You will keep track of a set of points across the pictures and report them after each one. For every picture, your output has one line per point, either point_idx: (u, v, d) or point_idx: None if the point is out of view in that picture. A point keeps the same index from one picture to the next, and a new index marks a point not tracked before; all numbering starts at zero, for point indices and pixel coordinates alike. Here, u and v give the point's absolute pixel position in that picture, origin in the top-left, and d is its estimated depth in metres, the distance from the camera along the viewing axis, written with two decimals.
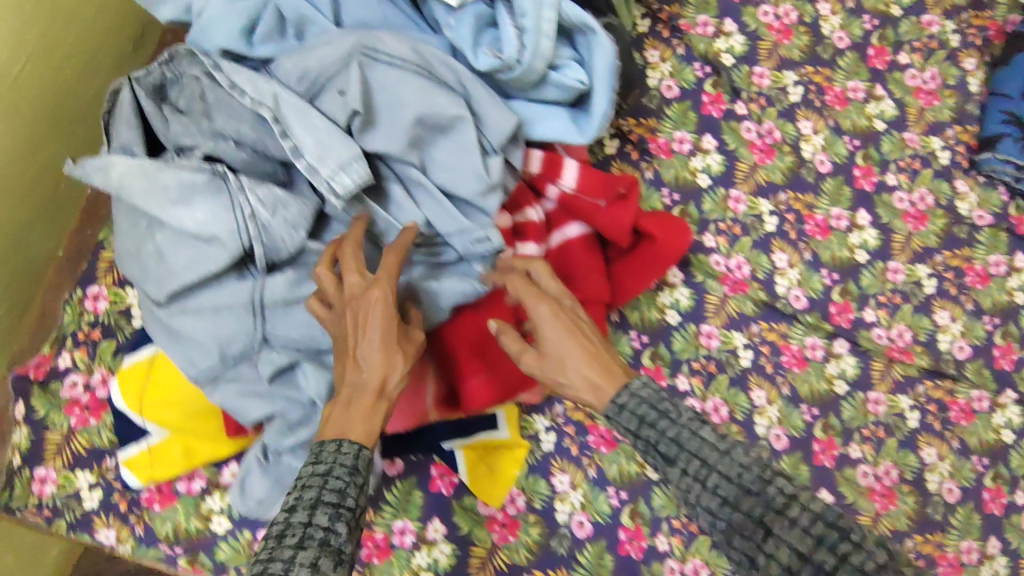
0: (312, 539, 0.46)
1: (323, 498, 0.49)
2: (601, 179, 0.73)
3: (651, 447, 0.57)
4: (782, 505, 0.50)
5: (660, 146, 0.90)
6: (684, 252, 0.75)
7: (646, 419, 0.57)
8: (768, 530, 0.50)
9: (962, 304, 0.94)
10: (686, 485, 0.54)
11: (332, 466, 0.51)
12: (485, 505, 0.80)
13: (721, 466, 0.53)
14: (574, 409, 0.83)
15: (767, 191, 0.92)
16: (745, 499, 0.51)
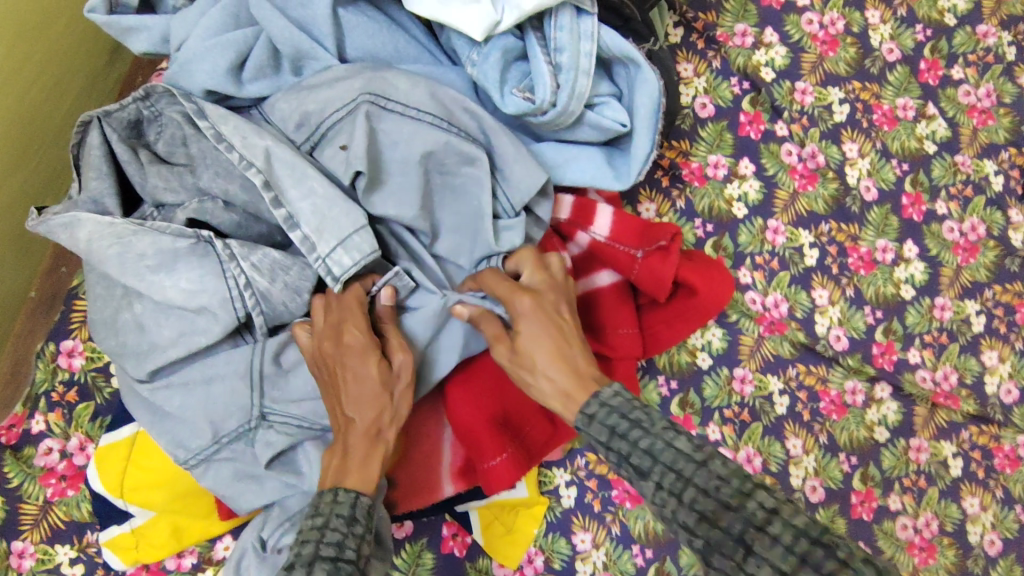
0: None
1: (320, 553, 0.44)
2: (637, 227, 0.67)
3: (625, 457, 0.49)
4: (766, 520, 0.42)
5: (693, 172, 0.82)
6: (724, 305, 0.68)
7: (627, 422, 0.49)
8: (750, 550, 0.42)
9: (1010, 343, 0.87)
10: (658, 497, 0.46)
11: (329, 519, 0.47)
12: (500, 566, 0.74)
13: (697, 478, 0.45)
14: (597, 462, 0.77)
15: (808, 221, 0.84)
16: (723, 514, 0.43)
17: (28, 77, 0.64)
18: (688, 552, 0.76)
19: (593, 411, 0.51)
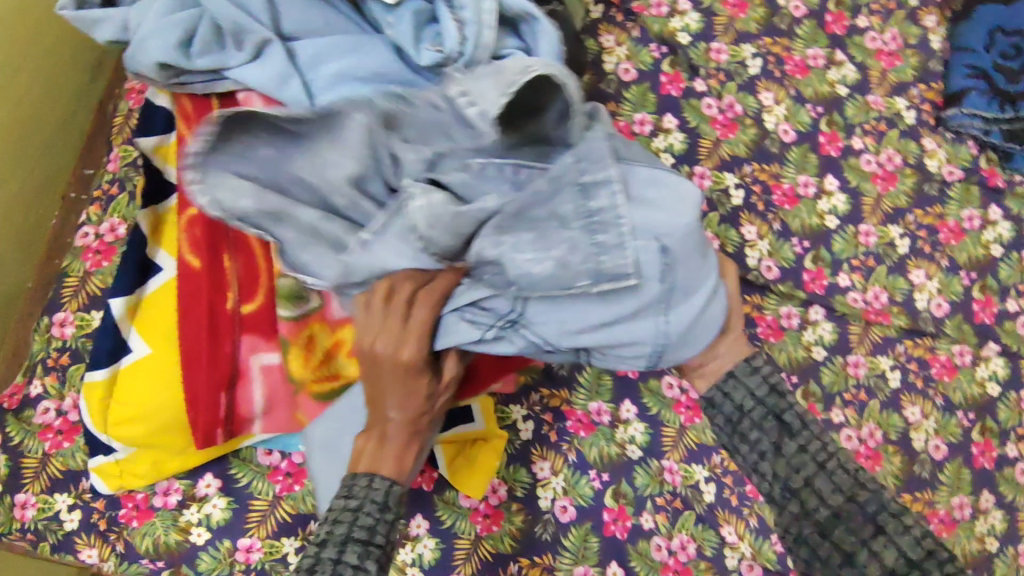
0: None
1: (353, 535, 0.49)
2: None
3: (771, 415, 0.57)
4: (899, 511, 0.51)
5: (621, 129, 0.90)
6: None
7: (777, 386, 0.59)
8: (879, 528, 0.50)
9: (937, 261, 0.92)
10: (797, 457, 0.55)
11: (364, 501, 0.51)
12: (465, 497, 0.80)
13: (846, 460, 0.54)
14: (550, 397, 0.84)
15: (732, 165, 0.91)
16: (862, 494, 0.52)
17: (19, 93, 0.73)
18: (642, 472, 0.83)
19: (737, 374, 0.60)
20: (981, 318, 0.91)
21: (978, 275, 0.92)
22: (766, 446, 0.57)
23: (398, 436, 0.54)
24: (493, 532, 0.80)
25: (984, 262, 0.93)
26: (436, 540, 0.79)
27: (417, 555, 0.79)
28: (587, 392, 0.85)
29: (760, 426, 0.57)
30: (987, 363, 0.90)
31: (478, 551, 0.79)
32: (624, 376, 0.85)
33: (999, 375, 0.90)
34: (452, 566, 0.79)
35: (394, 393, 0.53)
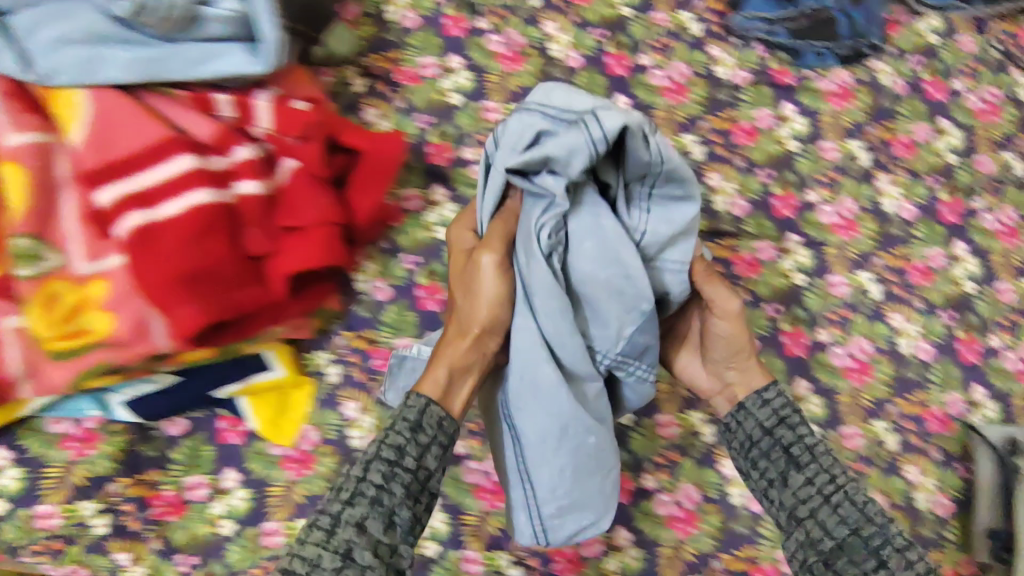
0: (363, 496, 0.61)
1: (380, 453, 0.63)
2: (292, 113, 0.75)
3: (778, 448, 0.71)
4: (902, 544, 0.64)
5: (406, 75, 0.91)
6: (397, 159, 0.77)
7: (789, 420, 0.72)
8: (881, 562, 0.63)
9: (733, 163, 0.94)
10: (806, 491, 0.68)
11: (396, 421, 0.65)
12: (276, 446, 0.83)
13: (854, 496, 0.67)
14: (353, 338, 0.86)
15: (520, 96, 0.92)
16: (866, 528, 0.64)
17: None
18: None
19: (747, 406, 0.74)
20: (782, 213, 0.93)
21: (775, 171, 0.94)
22: (774, 476, 0.70)
23: (458, 352, 0.68)
24: (306, 476, 0.83)
25: (780, 158, 0.94)
26: (248, 491, 0.82)
27: (230, 507, 0.81)
28: (392, 330, 0.86)
29: (767, 455, 0.71)
30: (792, 255, 0.92)
31: (292, 495, 0.82)
32: (427, 311, 0.87)
33: (805, 266, 0.92)
34: (267, 513, 0.82)
35: (460, 292, 0.70)
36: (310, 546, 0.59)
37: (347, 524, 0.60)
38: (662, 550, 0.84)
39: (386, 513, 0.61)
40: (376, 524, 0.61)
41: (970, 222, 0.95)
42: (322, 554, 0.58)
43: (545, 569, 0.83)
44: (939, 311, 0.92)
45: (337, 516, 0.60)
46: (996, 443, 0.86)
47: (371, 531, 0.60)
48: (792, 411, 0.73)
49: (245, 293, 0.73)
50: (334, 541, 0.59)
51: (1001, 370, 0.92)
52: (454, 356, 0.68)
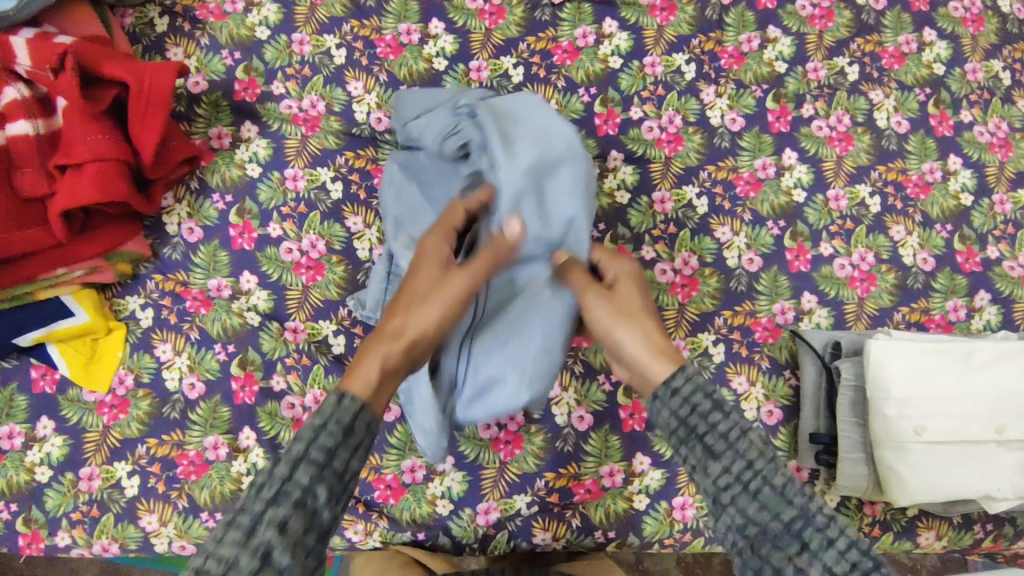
0: (288, 498, 0.48)
1: (308, 455, 0.49)
2: (46, 47, 0.74)
3: (693, 435, 0.54)
4: (824, 525, 0.48)
5: (210, 12, 0.91)
6: (172, 92, 0.77)
7: (699, 409, 0.55)
8: (805, 546, 0.48)
9: (553, 83, 0.92)
10: (722, 482, 0.52)
11: (328, 422, 0.51)
12: (90, 393, 0.82)
13: (772, 479, 0.51)
14: (163, 281, 0.84)
15: (330, 27, 0.92)
16: (788, 512, 0.49)
17: None
18: (266, 336, 0.84)
19: (660, 396, 0.58)
20: (605, 131, 0.92)
21: (597, 89, 0.92)
22: (694, 463, 0.54)
23: (391, 351, 0.59)
24: (120, 420, 0.81)
25: (602, 76, 0.93)
26: (64, 438, 0.81)
27: (46, 454, 0.80)
28: (205, 271, 0.85)
29: (682, 444, 0.55)
30: (615, 173, 0.90)
31: (107, 440, 0.81)
32: (239, 249, 0.86)
33: (629, 183, 0.90)
34: (82, 459, 0.80)
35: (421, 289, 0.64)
36: (227, 545, 0.46)
37: (267, 525, 0.46)
38: (485, 473, 0.83)
39: (313, 515, 0.49)
40: (302, 528, 0.48)
41: (800, 131, 0.93)
42: (238, 556, 0.45)
43: (366, 498, 0.82)
44: (767, 222, 0.91)
45: (260, 516, 0.47)
46: (818, 348, 0.85)
47: (295, 538, 0.47)
48: (704, 390, 0.56)
49: (21, 233, 0.74)
50: (249, 545, 0.46)
51: (831, 277, 0.90)
52: (387, 357, 0.58)
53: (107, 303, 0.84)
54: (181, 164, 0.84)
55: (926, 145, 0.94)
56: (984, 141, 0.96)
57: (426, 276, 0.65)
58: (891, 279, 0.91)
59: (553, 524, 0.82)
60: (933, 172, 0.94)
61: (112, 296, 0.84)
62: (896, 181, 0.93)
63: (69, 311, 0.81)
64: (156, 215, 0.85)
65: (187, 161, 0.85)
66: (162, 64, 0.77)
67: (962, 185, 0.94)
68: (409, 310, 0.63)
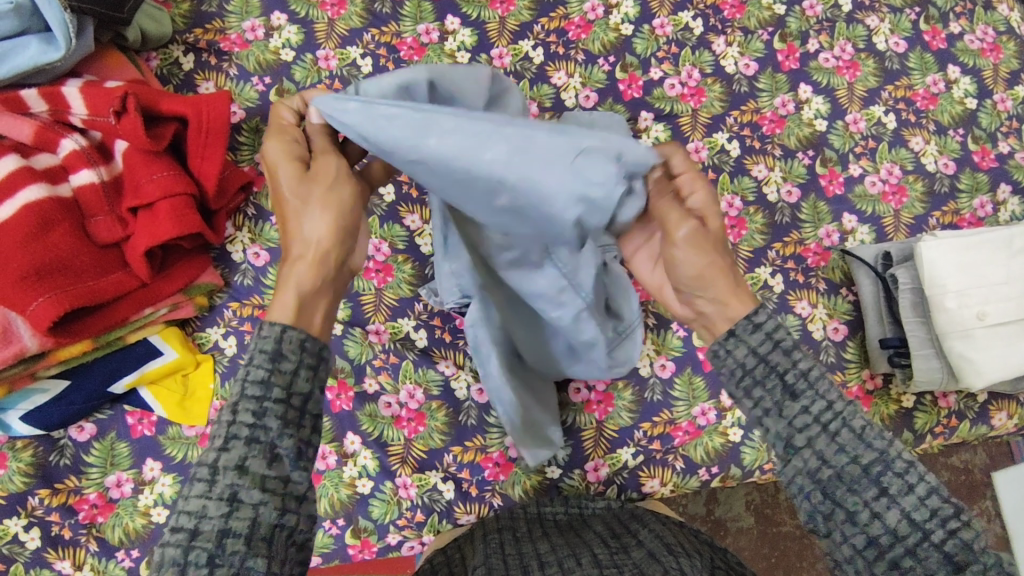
0: (237, 439, 0.45)
1: (244, 394, 0.46)
2: (100, 94, 0.76)
3: (774, 375, 0.52)
4: (904, 470, 0.48)
5: (233, 42, 0.92)
6: (229, 119, 0.80)
7: (781, 347, 0.53)
8: (884, 491, 0.48)
9: (574, 58, 0.96)
10: (802, 422, 0.51)
11: (251, 355, 0.48)
12: (191, 427, 0.84)
13: (853, 421, 0.50)
14: (241, 308, 0.87)
15: (352, 38, 0.94)
16: (867, 456, 0.49)
17: None
18: (351, 343, 0.87)
19: (737, 332, 0.55)
20: (630, 95, 0.96)
21: (615, 57, 0.96)
22: (770, 407, 0.52)
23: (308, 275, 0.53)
24: None
25: (618, 44, 0.97)
26: (173, 476, 0.83)
27: (158, 495, 0.82)
28: None
29: (762, 383, 0.53)
30: (648, 132, 0.95)
31: None
32: None
33: (663, 139, 0.95)
34: None
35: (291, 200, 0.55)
36: (195, 497, 0.44)
37: (226, 468, 0.44)
38: (585, 435, 0.87)
39: (270, 447, 0.46)
40: (260, 462, 0.45)
41: (810, 65, 0.99)
42: (205, 506, 0.43)
43: (477, 479, 0.85)
44: (797, 153, 0.96)
45: (214, 464, 0.45)
46: (870, 261, 0.89)
47: (259, 473, 0.45)
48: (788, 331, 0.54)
49: (108, 279, 0.76)
50: (213, 492, 0.44)
51: (865, 195, 0.95)
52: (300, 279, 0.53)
53: (190, 337, 0.86)
54: (237, 192, 0.86)
55: (925, 60, 1.00)
56: (976, 48, 1.02)
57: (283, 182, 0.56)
58: (919, 187, 0.96)
59: (658, 470, 0.87)
60: (937, 83, 1.00)
61: (193, 330, 0.86)
62: (906, 97, 0.99)
63: (157, 352, 0.83)
64: (220, 245, 0.87)
65: (242, 188, 0.87)
66: (214, 95, 0.79)
67: (965, 91, 1.00)
68: (307, 215, 0.55)
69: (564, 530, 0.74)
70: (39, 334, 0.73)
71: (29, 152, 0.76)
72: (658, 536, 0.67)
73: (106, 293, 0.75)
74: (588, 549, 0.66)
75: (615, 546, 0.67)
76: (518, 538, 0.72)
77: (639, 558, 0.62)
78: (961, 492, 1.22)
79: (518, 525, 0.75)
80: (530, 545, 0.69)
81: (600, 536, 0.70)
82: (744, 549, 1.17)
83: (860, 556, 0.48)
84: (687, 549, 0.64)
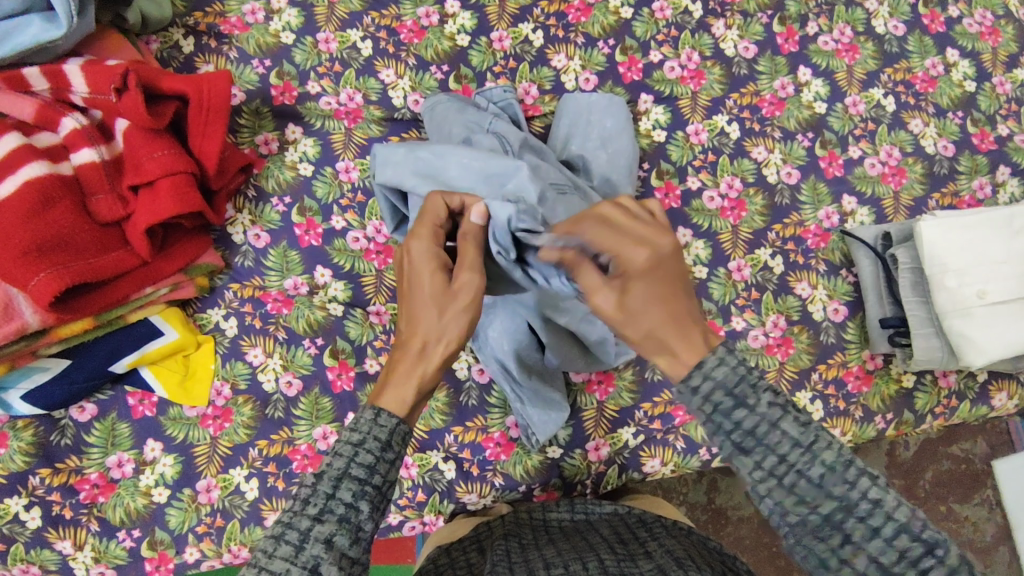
0: (332, 513, 0.49)
1: (350, 471, 0.50)
2: (101, 71, 0.76)
3: (722, 432, 0.51)
4: (868, 514, 0.48)
5: (233, 25, 0.93)
6: (229, 99, 0.80)
7: (720, 408, 0.51)
8: (848, 538, 0.48)
9: (573, 41, 0.96)
10: (757, 477, 0.50)
11: (366, 439, 0.52)
12: (192, 408, 0.84)
13: (809, 471, 0.49)
14: (241, 289, 0.87)
15: (352, 21, 0.94)
16: (828, 505, 0.49)
17: None
18: (351, 324, 0.87)
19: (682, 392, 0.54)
20: (630, 77, 0.96)
21: (615, 40, 0.97)
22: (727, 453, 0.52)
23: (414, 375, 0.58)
24: (227, 429, 0.84)
25: (617, 27, 0.97)
26: (174, 456, 0.83)
27: (159, 475, 0.82)
28: (279, 273, 0.87)
29: (714, 438, 0.52)
30: (648, 115, 0.95)
31: (217, 450, 0.83)
32: (309, 246, 0.88)
33: (663, 122, 0.95)
34: (197, 472, 0.82)
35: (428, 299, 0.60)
36: (280, 559, 0.47)
37: (316, 540, 0.48)
38: (586, 414, 0.87)
39: (356, 528, 0.50)
40: (347, 541, 0.49)
41: (809, 48, 0.99)
42: (289, 570, 0.46)
43: (478, 459, 0.85)
44: (796, 135, 0.96)
45: (306, 532, 0.48)
46: (870, 241, 0.90)
47: (342, 549, 0.49)
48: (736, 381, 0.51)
49: (109, 257, 0.76)
50: (299, 560, 0.47)
51: (865, 177, 0.96)
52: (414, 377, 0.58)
53: (191, 318, 0.86)
54: (237, 173, 0.86)
55: (924, 43, 1.01)
56: (975, 32, 1.02)
57: (429, 282, 0.60)
58: (919, 169, 0.97)
59: (658, 450, 0.87)
60: (936, 66, 1.00)
61: (194, 311, 0.86)
62: (905, 80, 0.99)
63: (158, 333, 0.83)
64: (221, 226, 0.87)
65: (242, 170, 0.88)
66: (214, 75, 0.80)
67: (964, 74, 1.00)
68: (423, 326, 0.60)
69: (569, 535, 0.74)
70: (40, 310, 0.73)
71: (30, 130, 0.77)
72: (668, 550, 0.65)
73: (106, 271, 0.75)
74: (594, 555, 0.66)
75: (622, 554, 0.66)
76: (524, 545, 0.71)
77: (649, 569, 0.61)
78: (962, 481, 1.22)
79: (524, 531, 0.75)
80: (536, 552, 0.68)
81: (607, 541, 0.70)
82: (745, 538, 1.17)
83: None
84: (698, 562, 0.63)
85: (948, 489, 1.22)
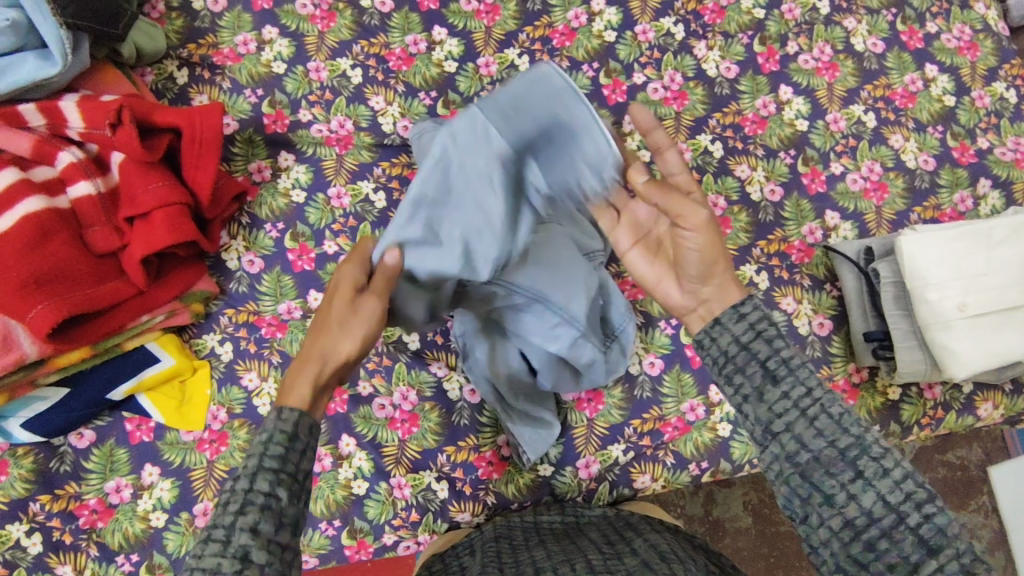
0: (253, 503, 0.47)
1: (263, 464, 0.49)
2: (97, 108, 0.78)
3: (754, 361, 0.54)
4: (881, 454, 0.50)
5: (225, 56, 0.95)
6: (221, 130, 0.82)
7: (765, 335, 0.55)
8: (860, 474, 0.49)
9: (558, 65, 0.99)
10: (780, 405, 0.53)
11: (272, 432, 0.50)
12: (189, 432, 0.85)
13: (831, 408, 0.52)
14: (235, 314, 0.89)
15: (341, 50, 0.97)
16: (844, 440, 0.50)
17: None
18: None
19: (722, 320, 0.57)
20: (614, 99, 0.98)
21: (599, 63, 0.99)
22: (750, 392, 0.54)
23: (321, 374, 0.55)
24: (223, 452, 0.85)
25: (601, 51, 0.99)
26: (171, 480, 0.84)
27: (157, 499, 0.83)
28: (273, 297, 0.89)
29: (744, 369, 0.54)
30: (632, 136, 0.97)
31: (213, 473, 0.84)
32: (301, 271, 0.90)
33: None
34: (194, 495, 0.84)
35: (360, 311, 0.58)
36: (209, 555, 0.46)
37: (241, 530, 0.46)
38: (576, 432, 0.88)
39: (280, 515, 0.48)
40: (273, 528, 0.47)
41: (789, 67, 1.01)
42: (219, 564, 0.45)
43: (471, 478, 0.86)
44: (779, 153, 0.98)
45: (230, 525, 0.46)
46: (853, 256, 0.91)
47: (268, 537, 0.47)
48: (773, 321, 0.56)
49: (105, 287, 0.78)
50: (228, 552, 0.46)
51: (847, 192, 0.97)
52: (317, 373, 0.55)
53: (187, 344, 0.88)
54: (231, 202, 0.89)
55: (903, 59, 1.03)
56: (953, 47, 1.04)
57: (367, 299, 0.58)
58: (900, 183, 0.98)
59: (648, 466, 0.88)
60: (915, 82, 1.02)
61: (190, 337, 0.88)
62: (885, 96, 1.01)
63: (154, 359, 0.85)
64: (215, 253, 0.89)
65: (235, 198, 0.90)
66: (206, 108, 0.82)
67: (943, 89, 1.02)
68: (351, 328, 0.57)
69: (560, 537, 0.74)
70: (38, 342, 0.74)
71: (27, 165, 0.79)
72: (652, 545, 0.67)
73: (99, 301, 0.77)
74: (581, 555, 0.67)
75: (608, 553, 0.67)
76: (514, 547, 0.72)
77: (635, 565, 0.62)
78: (958, 489, 1.23)
79: (515, 533, 0.77)
80: (526, 554, 0.70)
81: (594, 544, 0.70)
82: (743, 550, 1.18)
83: (835, 538, 0.50)
84: (682, 555, 0.64)
85: (946, 497, 1.22)
